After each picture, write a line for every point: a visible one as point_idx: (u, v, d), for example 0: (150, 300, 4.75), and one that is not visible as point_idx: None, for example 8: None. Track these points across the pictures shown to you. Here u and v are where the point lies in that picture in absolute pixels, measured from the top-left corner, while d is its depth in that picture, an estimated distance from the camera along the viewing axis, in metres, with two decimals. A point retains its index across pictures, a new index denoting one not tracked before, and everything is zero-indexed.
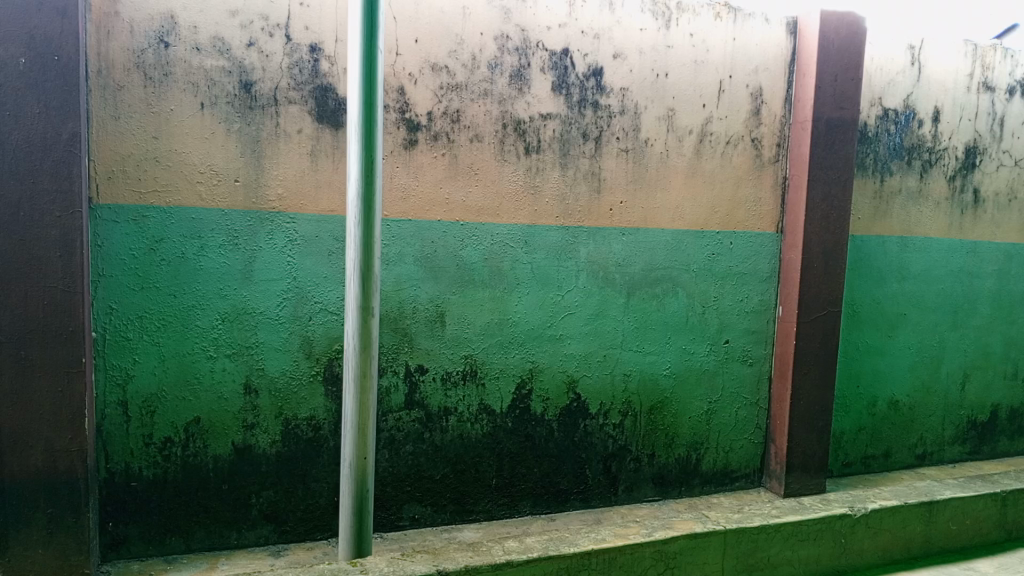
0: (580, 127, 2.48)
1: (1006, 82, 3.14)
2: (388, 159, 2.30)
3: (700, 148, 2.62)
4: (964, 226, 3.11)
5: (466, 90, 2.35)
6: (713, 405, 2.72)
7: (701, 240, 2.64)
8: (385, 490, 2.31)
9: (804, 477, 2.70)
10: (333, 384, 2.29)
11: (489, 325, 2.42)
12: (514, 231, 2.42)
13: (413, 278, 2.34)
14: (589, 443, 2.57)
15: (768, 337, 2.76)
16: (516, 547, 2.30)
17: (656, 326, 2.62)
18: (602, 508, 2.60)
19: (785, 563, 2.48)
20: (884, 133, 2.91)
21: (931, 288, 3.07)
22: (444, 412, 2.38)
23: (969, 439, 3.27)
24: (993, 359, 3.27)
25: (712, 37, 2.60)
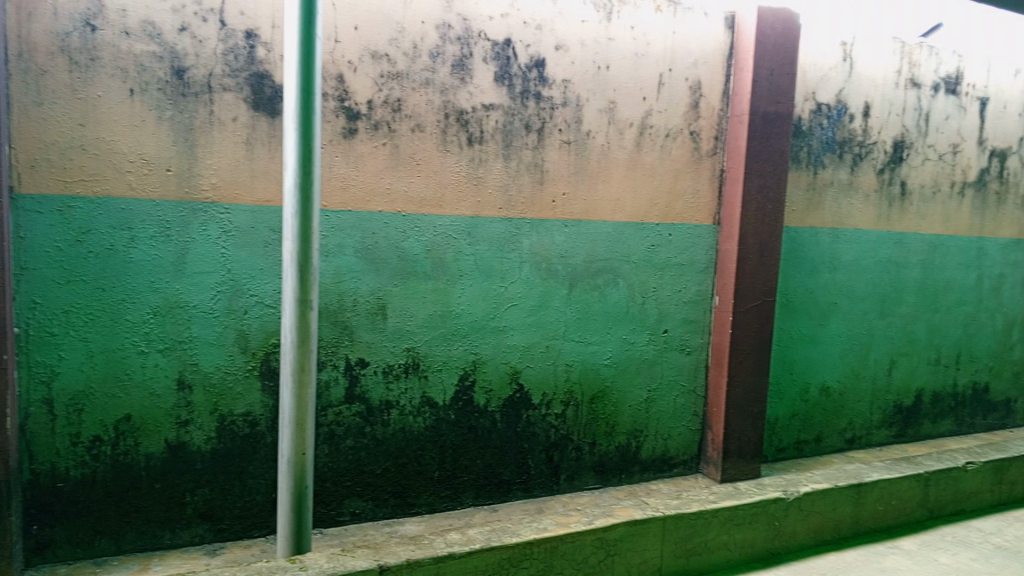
0: (522, 117, 2.72)
1: (930, 79, 3.73)
2: (327, 148, 2.43)
3: (640, 141, 2.97)
4: (891, 218, 3.71)
5: (407, 79, 2.50)
6: (652, 393, 3.14)
7: (642, 232, 3.02)
8: (326, 485, 2.56)
9: (739, 463, 3.18)
10: (269, 378, 2.46)
11: (431, 316, 2.66)
12: (456, 223, 2.65)
13: (353, 270, 2.50)
14: (532, 433, 2.92)
15: (704, 326, 3.20)
16: (458, 540, 2.45)
17: (599, 318, 2.99)
18: (545, 496, 2.97)
19: (721, 546, 2.90)
20: (818, 126, 3.41)
21: (859, 277, 3.66)
22: (385, 406, 2.63)
23: (895, 422, 3.95)
24: (917, 345, 3.94)
25: (654, 33, 2.93)
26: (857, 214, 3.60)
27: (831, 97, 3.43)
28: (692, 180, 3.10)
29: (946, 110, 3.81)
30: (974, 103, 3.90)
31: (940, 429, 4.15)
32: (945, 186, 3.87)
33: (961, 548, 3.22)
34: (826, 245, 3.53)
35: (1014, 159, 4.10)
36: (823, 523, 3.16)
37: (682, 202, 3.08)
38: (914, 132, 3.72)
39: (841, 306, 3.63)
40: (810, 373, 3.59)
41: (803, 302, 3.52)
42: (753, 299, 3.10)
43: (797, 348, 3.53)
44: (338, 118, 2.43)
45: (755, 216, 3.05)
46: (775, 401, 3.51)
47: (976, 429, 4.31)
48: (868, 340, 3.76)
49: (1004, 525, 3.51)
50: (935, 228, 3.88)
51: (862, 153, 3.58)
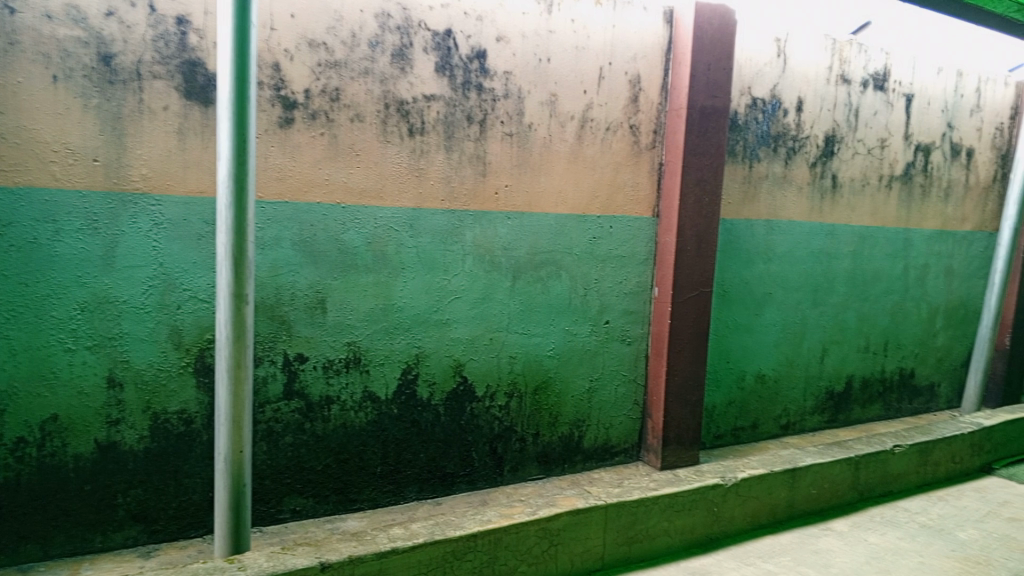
0: (463, 109, 2.70)
1: (859, 75, 3.84)
2: (263, 138, 2.37)
3: (581, 134, 2.98)
4: (823, 210, 3.82)
5: (345, 68, 2.45)
6: (594, 383, 3.17)
7: (583, 224, 3.04)
8: (265, 483, 2.51)
9: (678, 450, 3.24)
10: (204, 375, 2.39)
11: (373, 310, 2.62)
12: (398, 215, 2.62)
13: (291, 263, 2.45)
14: (476, 426, 2.92)
15: (644, 317, 3.25)
16: (401, 534, 2.43)
17: (542, 310, 3.00)
18: (489, 488, 2.97)
19: (662, 532, 2.95)
20: (753, 121, 3.49)
21: (793, 268, 3.76)
22: (326, 402, 2.59)
23: (827, 408, 4.08)
24: (847, 333, 4.07)
25: (593, 26, 2.94)
26: (790, 206, 3.69)
27: (766, 92, 3.50)
28: (632, 173, 3.13)
29: (874, 106, 3.94)
30: (900, 100, 4.04)
31: (869, 414, 4.31)
32: (874, 180, 4.00)
33: (889, 528, 3.35)
34: (761, 237, 3.61)
35: (937, 154, 4.27)
36: (760, 507, 3.24)
37: (623, 195, 3.12)
38: (844, 127, 3.83)
39: (776, 296, 3.72)
40: (746, 361, 3.68)
41: (739, 293, 3.60)
42: (692, 290, 3.16)
43: (734, 338, 3.61)
44: (273, 107, 2.37)
45: (693, 208, 3.10)
46: (712, 389, 3.58)
47: (902, 413, 4.49)
48: (802, 328, 3.87)
49: (929, 504, 3.67)
50: (865, 220, 4.01)
51: (795, 147, 3.67)
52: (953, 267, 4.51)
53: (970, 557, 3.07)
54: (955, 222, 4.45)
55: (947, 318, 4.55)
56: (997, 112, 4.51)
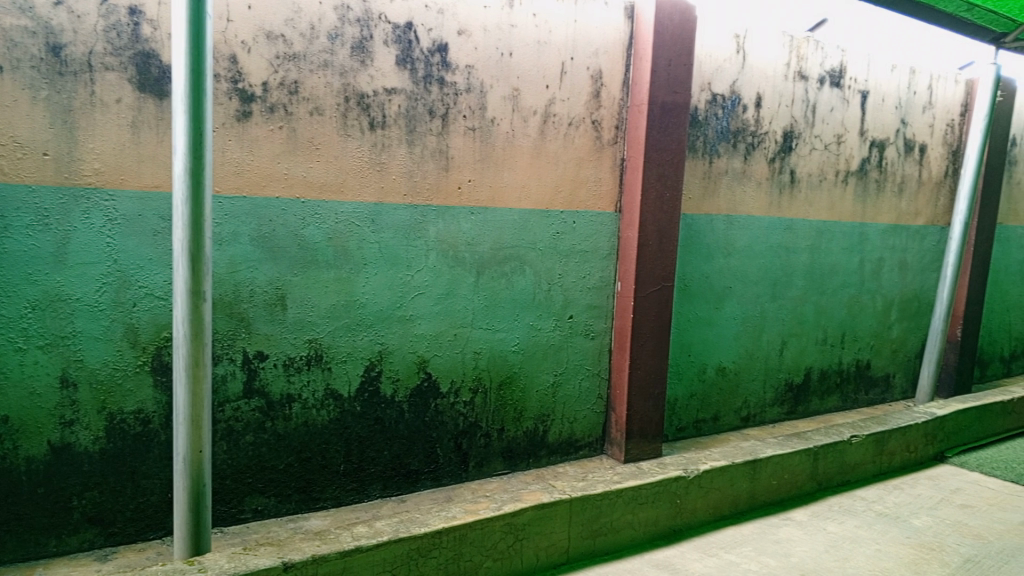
0: (425, 102, 2.68)
1: (816, 72, 3.89)
2: (220, 132, 2.32)
3: (544, 129, 2.98)
4: (781, 204, 3.88)
5: (304, 61, 2.42)
6: (558, 378, 3.18)
7: (547, 219, 3.04)
8: (225, 483, 2.47)
9: (641, 443, 3.27)
10: (161, 374, 2.35)
11: (335, 307, 2.59)
12: (359, 210, 2.59)
13: (250, 259, 2.41)
14: (440, 422, 2.91)
15: (606, 311, 3.27)
16: (365, 533, 2.41)
17: (506, 305, 3.00)
18: (454, 484, 2.96)
19: (625, 525, 2.97)
20: (713, 116, 3.52)
21: (752, 262, 3.81)
22: (286, 400, 2.56)
23: (786, 400, 4.15)
24: (805, 326, 4.15)
25: (555, 21, 2.94)
26: (749, 202, 3.74)
27: (725, 88, 3.53)
28: (594, 168, 3.14)
29: (831, 102, 4.00)
30: (856, 96, 4.11)
31: (827, 405, 4.39)
32: (830, 175, 4.07)
33: (847, 516, 3.42)
34: (721, 231, 3.65)
35: (891, 150, 4.36)
36: (721, 498, 3.29)
37: (585, 190, 3.13)
38: (802, 123, 3.89)
39: (735, 289, 3.77)
40: (707, 354, 3.72)
41: (700, 287, 3.63)
42: (653, 284, 3.19)
43: (695, 331, 3.65)
44: (231, 100, 2.33)
45: (654, 203, 3.13)
46: (674, 382, 3.62)
47: (859, 404, 4.58)
48: (761, 321, 3.93)
49: (885, 493, 3.76)
50: (822, 214, 4.08)
51: (754, 143, 3.71)
52: (907, 260, 4.61)
53: (924, 543, 3.16)
54: (909, 216, 4.56)
55: (901, 310, 4.66)
56: (948, 109, 4.63)
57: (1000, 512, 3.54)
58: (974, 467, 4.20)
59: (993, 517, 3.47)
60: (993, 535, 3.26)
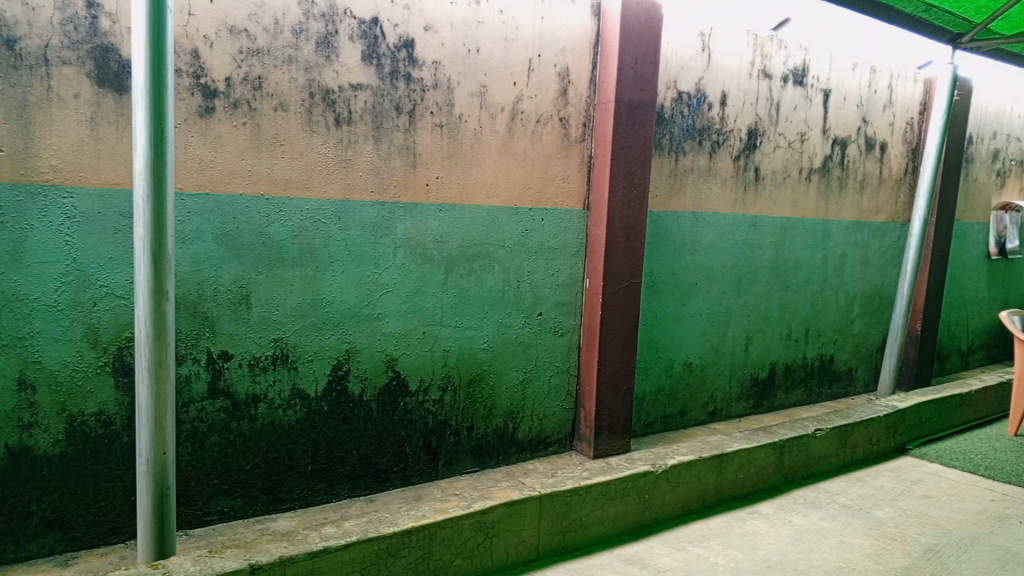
0: (392, 99, 2.65)
1: (780, 70, 3.94)
2: (182, 127, 2.28)
3: (511, 127, 2.98)
4: (746, 201, 3.92)
5: (268, 56, 2.38)
6: (527, 375, 3.18)
7: (515, 217, 3.04)
8: (190, 485, 2.43)
9: (610, 439, 3.29)
10: (123, 374, 2.30)
11: (301, 305, 2.57)
12: (325, 207, 2.56)
13: (213, 257, 2.37)
14: (409, 421, 2.89)
15: (575, 308, 3.28)
16: (333, 533, 2.39)
17: (475, 303, 2.99)
18: (423, 483, 2.95)
19: (594, 521, 2.99)
20: (679, 114, 3.54)
21: (718, 259, 3.85)
22: (252, 400, 2.52)
23: (752, 394, 4.21)
24: (770, 321, 4.20)
25: (522, 17, 2.93)
26: (714, 199, 3.78)
27: (691, 86, 3.56)
28: (562, 166, 3.15)
29: (794, 101, 4.05)
30: (818, 94, 4.17)
31: (792, 399, 4.46)
32: (794, 172, 4.13)
33: (811, 509, 3.48)
34: (687, 228, 3.69)
35: (853, 148, 4.43)
36: (689, 492, 3.32)
37: (553, 187, 3.13)
38: (766, 121, 3.93)
39: (702, 286, 3.81)
40: (674, 350, 3.76)
41: (667, 283, 3.66)
42: (621, 281, 3.21)
43: (663, 327, 3.68)
44: (193, 96, 2.29)
45: (622, 200, 3.15)
46: (642, 378, 3.65)
47: (823, 398, 4.66)
48: (727, 317, 3.97)
49: (848, 485, 3.83)
50: (785, 211, 4.14)
51: (719, 140, 3.74)
52: (868, 256, 4.70)
53: (886, 534, 3.22)
54: (870, 213, 4.64)
55: (863, 305, 4.75)
56: (907, 107, 4.72)
57: (959, 502, 3.62)
58: (934, 459, 4.30)
59: (952, 507, 3.56)
60: (952, 525, 3.34)
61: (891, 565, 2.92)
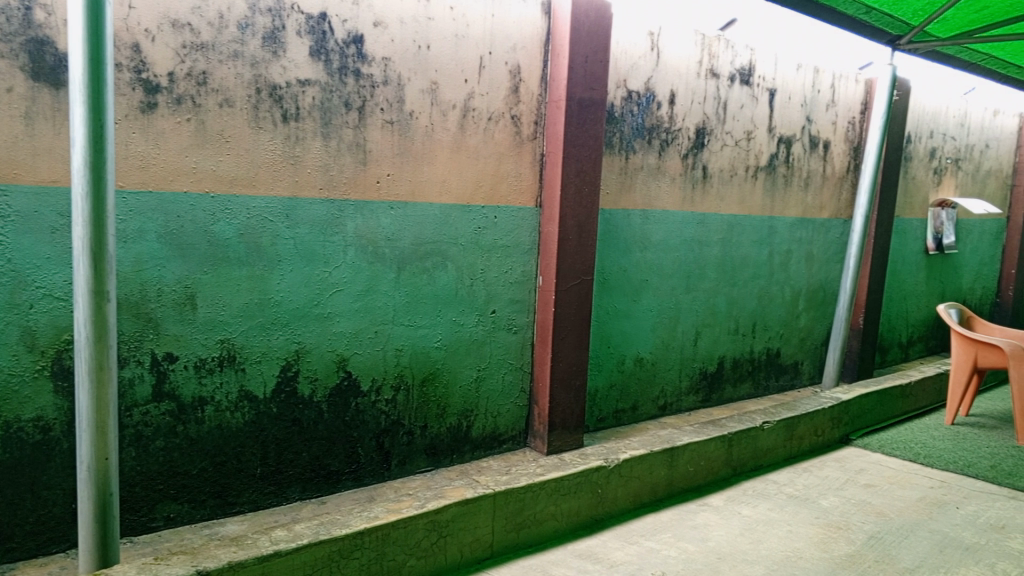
0: (340, 95, 2.62)
1: (727, 69, 4.00)
2: (122, 124, 2.21)
3: (463, 124, 2.96)
4: (695, 199, 3.98)
5: (212, 51, 2.33)
6: (481, 373, 3.18)
7: (468, 214, 3.03)
8: (134, 491, 2.37)
9: (563, 435, 3.31)
10: (62, 379, 2.23)
11: (248, 305, 2.52)
12: (273, 205, 2.51)
13: (157, 257, 2.31)
14: (361, 421, 2.86)
15: (528, 306, 3.29)
16: (284, 536, 2.35)
17: (427, 301, 2.98)
18: (376, 484, 2.93)
19: (548, 517, 3.00)
20: (628, 113, 3.57)
21: (668, 255, 3.90)
22: (198, 403, 2.47)
23: (701, 388, 4.28)
24: (718, 317, 4.28)
25: (472, 14, 2.92)
26: (664, 196, 3.82)
27: (640, 85, 3.59)
28: (514, 164, 3.15)
29: (741, 100, 4.12)
30: (764, 94, 4.25)
31: (740, 392, 4.55)
32: (740, 170, 4.20)
33: (760, 500, 3.55)
34: (637, 226, 3.73)
35: (798, 146, 4.53)
36: (641, 486, 3.36)
37: (506, 185, 3.13)
38: (714, 120, 3.99)
39: (652, 282, 3.86)
40: (625, 345, 3.80)
41: (618, 280, 3.70)
42: (574, 278, 3.23)
43: (615, 324, 3.72)
44: (134, 91, 2.22)
45: (573, 198, 3.17)
46: (595, 374, 3.67)
47: (770, 390, 4.76)
48: (676, 313, 4.03)
49: (794, 476, 3.92)
50: (732, 208, 4.21)
51: (668, 139, 3.79)
52: (812, 252, 4.81)
53: (832, 523, 3.30)
54: (815, 210, 4.76)
55: (808, 300, 4.87)
56: (849, 107, 4.85)
57: (900, 490, 3.74)
58: (877, 448, 4.42)
59: (893, 495, 3.67)
60: (894, 512, 3.44)
61: (837, 553, 2.99)
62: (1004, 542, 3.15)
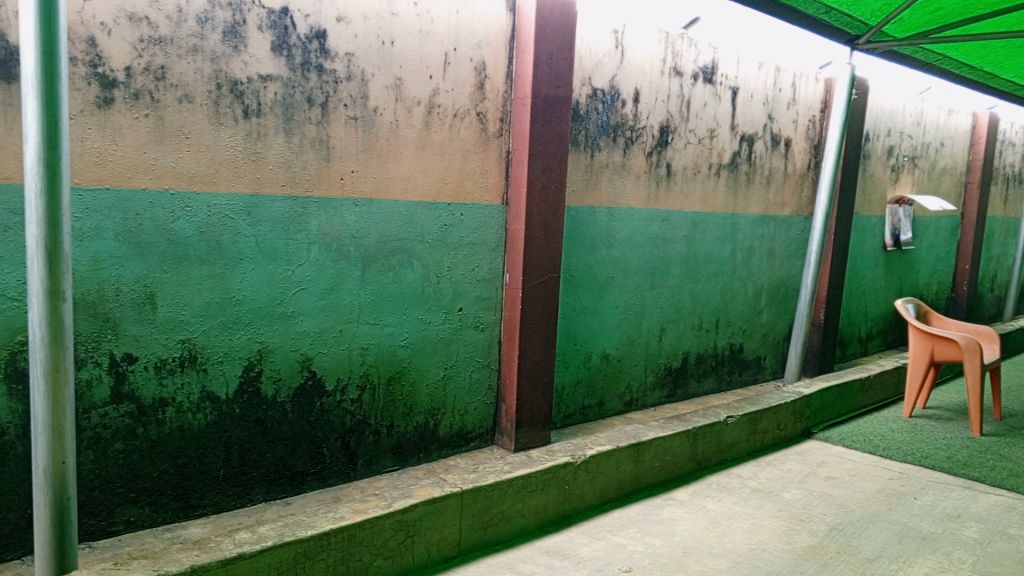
0: (303, 90, 2.59)
1: (691, 67, 4.03)
2: (77, 119, 2.16)
3: (428, 121, 2.95)
4: (659, 196, 4.01)
5: (171, 45, 2.28)
6: (448, 371, 3.18)
7: (434, 212, 3.02)
8: (93, 495, 2.31)
9: (531, 432, 3.32)
10: (16, 381, 2.17)
11: (209, 305, 2.48)
12: (234, 202, 2.47)
13: (114, 255, 2.26)
14: (326, 421, 2.83)
15: (495, 303, 3.29)
16: (248, 539, 2.32)
17: (393, 299, 2.96)
18: (342, 484, 2.90)
19: (516, 514, 3.00)
20: (593, 111, 3.58)
21: (633, 252, 3.93)
22: (159, 404, 2.42)
23: (666, 384, 4.32)
24: (683, 313, 4.32)
25: (437, 11, 2.90)
26: (629, 194, 3.85)
27: (605, 83, 3.61)
28: (480, 161, 3.14)
29: (704, 98, 4.16)
30: (727, 92, 4.29)
31: (705, 387, 4.61)
32: (704, 168, 4.25)
33: (724, 493, 3.59)
34: (603, 223, 3.75)
35: (759, 144, 4.59)
36: (607, 482, 3.38)
37: (471, 182, 3.12)
38: (677, 118, 4.03)
39: (617, 279, 3.88)
40: (592, 342, 3.81)
41: (584, 277, 3.71)
42: (540, 275, 3.24)
43: (581, 320, 3.74)
44: (90, 85, 2.17)
45: (540, 195, 3.17)
46: (562, 371, 3.69)
47: (733, 385, 4.83)
48: (642, 310, 4.06)
49: (758, 469, 3.98)
50: (696, 206, 4.25)
51: (632, 137, 3.81)
52: (774, 248, 4.88)
53: (795, 515, 3.36)
54: (776, 207, 4.83)
55: (770, 296, 4.94)
56: (810, 105, 4.92)
57: (860, 482, 3.82)
58: (837, 441, 4.51)
59: (854, 487, 3.75)
60: (854, 504, 3.51)
61: (800, 545, 3.05)
62: (960, 531, 3.24)
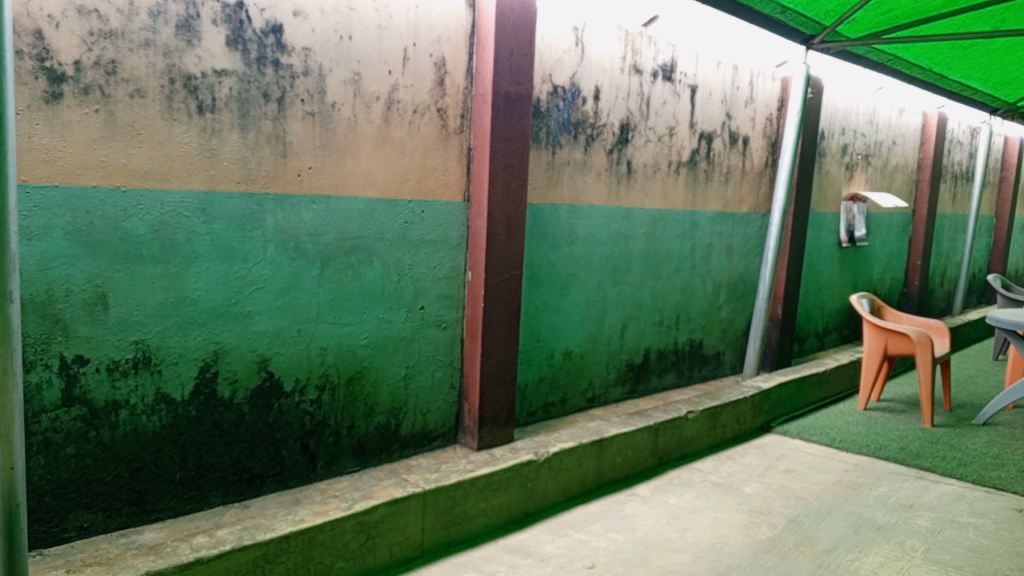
0: (259, 85, 2.54)
1: (650, 65, 4.06)
2: (25, 114, 2.09)
3: (387, 116, 2.92)
4: (620, 193, 4.04)
5: (122, 39, 2.23)
6: (410, 370, 3.16)
7: (394, 209, 3.00)
8: (43, 501, 2.25)
9: (494, 430, 3.32)
10: None
11: (163, 304, 2.42)
12: (188, 200, 2.42)
13: (64, 254, 2.20)
14: (285, 423, 2.80)
15: (457, 301, 3.28)
16: (206, 543, 2.28)
17: (353, 298, 2.93)
18: (302, 486, 2.86)
19: (479, 513, 3.00)
20: (554, 108, 3.59)
21: (594, 249, 3.95)
22: (111, 407, 2.37)
23: (628, 380, 4.35)
24: (644, 309, 4.36)
25: (395, 6, 2.88)
26: (590, 191, 3.86)
27: (565, 80, 3.62)
28: (441, 158, 3.13)
29: (663, 96, 4.19)
30: (686, 90, 4.33)
31: (665, 383, 4.66)
32: (663, 165, 4.28)
33: (686, 488, 3.64)
34: (564, 221, 3.76)
35: (718, 141, 4.65)
36: (570, 479, 3.39)
37: (432, 179, 3.11)
38: (637, 116, 4.05)
39: (579, 276, 3.89)
40: (554, 339, 3.83)
41: (546, 275, 3.72)
42: (502, 273, 3.24)
43: (543, 318, 3.74)
44: (37, 80, 2.10)
45: (501, 192, 3.17)
46: (524, 368, 3.69)
47: (693, 380, 4.88)
48: (603, 307, 4.08)
49: (718, 463, 4.03)
50: (656, 203, 4.29)
51: (593, 134, 3.83)
52: (733, 245, 4.95)
53: (754, 508, 3.41)
54: (734, 204, 4.89)
55: (729, 292, 5.01)
56: (766, 103, 5.00)
57: (817, 474, 3.89)
58: (795, 434, 4.59)
59: (811, 479, 3.82)
60: (812, 496, 3.58)
61: (759, 537, 3.09)
62: (913, 520, 3.32)
